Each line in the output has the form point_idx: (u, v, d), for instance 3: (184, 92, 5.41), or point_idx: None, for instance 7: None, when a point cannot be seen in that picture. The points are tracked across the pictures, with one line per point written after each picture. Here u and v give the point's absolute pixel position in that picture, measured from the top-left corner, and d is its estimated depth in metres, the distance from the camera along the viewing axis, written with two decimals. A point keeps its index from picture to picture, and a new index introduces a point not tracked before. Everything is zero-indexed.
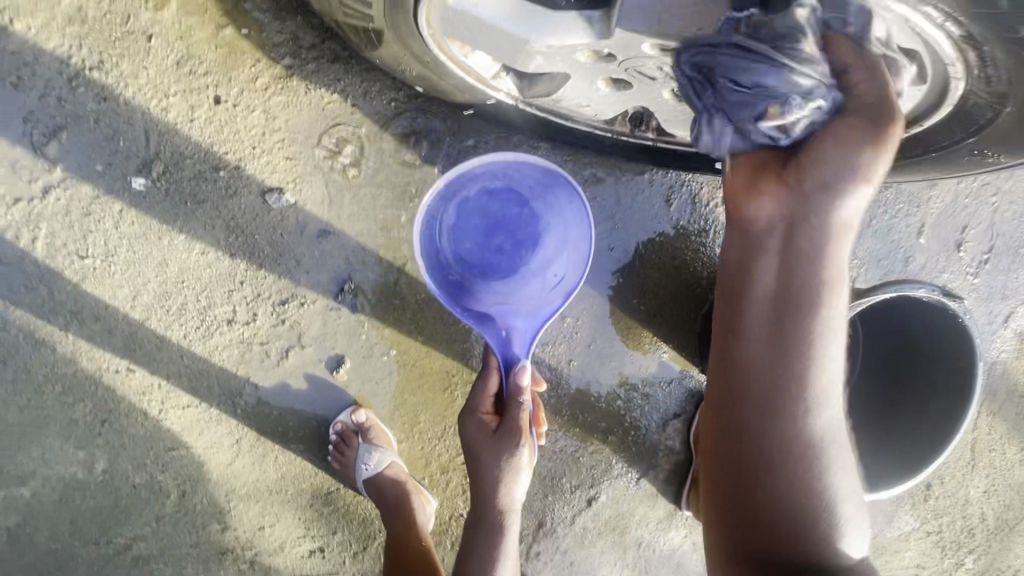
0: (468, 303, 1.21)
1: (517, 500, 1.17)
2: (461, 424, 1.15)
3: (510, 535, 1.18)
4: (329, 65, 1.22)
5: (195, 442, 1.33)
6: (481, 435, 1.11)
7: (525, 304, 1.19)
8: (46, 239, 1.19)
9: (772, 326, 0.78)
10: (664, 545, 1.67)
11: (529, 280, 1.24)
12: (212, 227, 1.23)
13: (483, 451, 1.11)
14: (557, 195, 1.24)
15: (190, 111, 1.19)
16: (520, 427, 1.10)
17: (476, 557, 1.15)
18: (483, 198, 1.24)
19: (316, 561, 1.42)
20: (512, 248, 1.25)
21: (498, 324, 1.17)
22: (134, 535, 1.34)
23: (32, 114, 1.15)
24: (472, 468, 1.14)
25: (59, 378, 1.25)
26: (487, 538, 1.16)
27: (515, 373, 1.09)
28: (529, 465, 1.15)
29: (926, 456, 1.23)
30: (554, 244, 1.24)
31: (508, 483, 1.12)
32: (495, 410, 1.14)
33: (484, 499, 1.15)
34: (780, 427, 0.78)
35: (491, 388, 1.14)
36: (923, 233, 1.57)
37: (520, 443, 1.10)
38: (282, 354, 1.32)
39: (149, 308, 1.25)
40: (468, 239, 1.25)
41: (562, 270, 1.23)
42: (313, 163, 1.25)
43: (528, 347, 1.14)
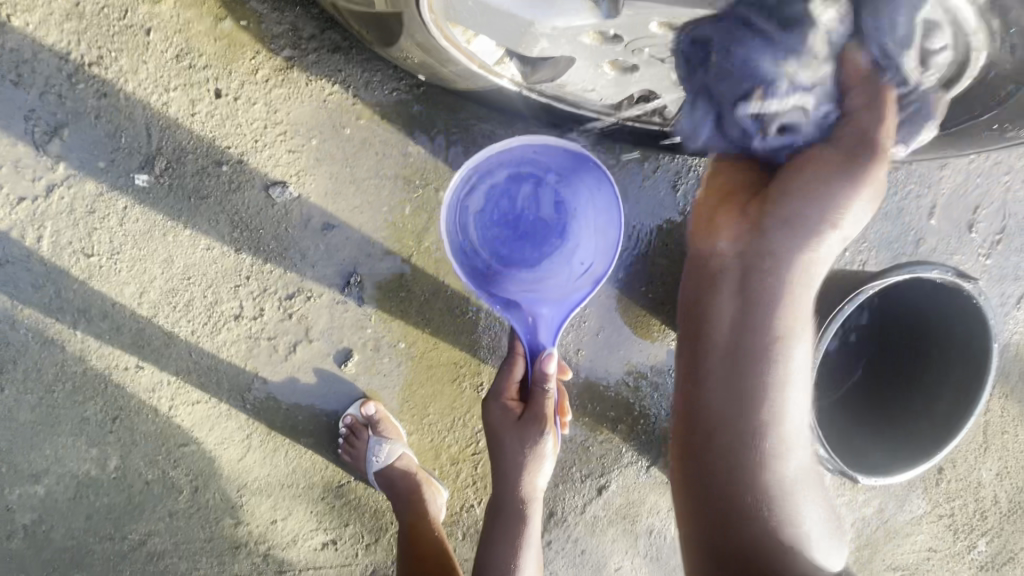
0: (494, 289, 1.21)
1: (539, 487, 1.19)
2: (485, 410, 1.16)
3: (531, 521, 1.21)
4: (330, 56, 1.20)
5: (206, 438, 1.34)
6: (505, 421, 1.12)
7: (551, 292, 1.19)
8: (51, 237, 1.19)
9: (756, 339, 0.71)
10: (675, 533, 1.67)
11: (557, 267, 1.23)
12: (216, 222, 1.23)
13: (507, 437, 1.12)
14: (584, 181, 1.23)
15: (191, 106, 1.18)
16: (545, 415, 1.10)
17: (500, 544, 1.18)
18: (516, 180, 1.23)
19: (329, 553, 1.44)
20: (539, 235, 1.24)
21: (524, 312, 1.16)
22: (148, 531, 1.36)
23: (33, 111, 1.14)
24: (495, 454, 1.15)
25: (70, 377, 1.25)
26: (508, 523, 1.19)
27: (542, 361, 1.09)
28: (553, 452, 1.16)
29: (940, 442, 1.23)
30: (582, 231, 1.24)
31: (531, 470, 1.14)
32: (519, 397, 1.15)
33: (507, 486, 1.16)
34: (741, 469, 0.72)
35: (517, 374, 1.14)
36: (934, 214, 1.56)
37: (544, 431, 1.10)
38: (290, 349, 1.32)
39: (157, 304, 1.25)
40: (496, 228, 1.24)
41: (588, 258, 1.23)
42: (315, 156, 1.24)
43: (554, 336, 1.14)
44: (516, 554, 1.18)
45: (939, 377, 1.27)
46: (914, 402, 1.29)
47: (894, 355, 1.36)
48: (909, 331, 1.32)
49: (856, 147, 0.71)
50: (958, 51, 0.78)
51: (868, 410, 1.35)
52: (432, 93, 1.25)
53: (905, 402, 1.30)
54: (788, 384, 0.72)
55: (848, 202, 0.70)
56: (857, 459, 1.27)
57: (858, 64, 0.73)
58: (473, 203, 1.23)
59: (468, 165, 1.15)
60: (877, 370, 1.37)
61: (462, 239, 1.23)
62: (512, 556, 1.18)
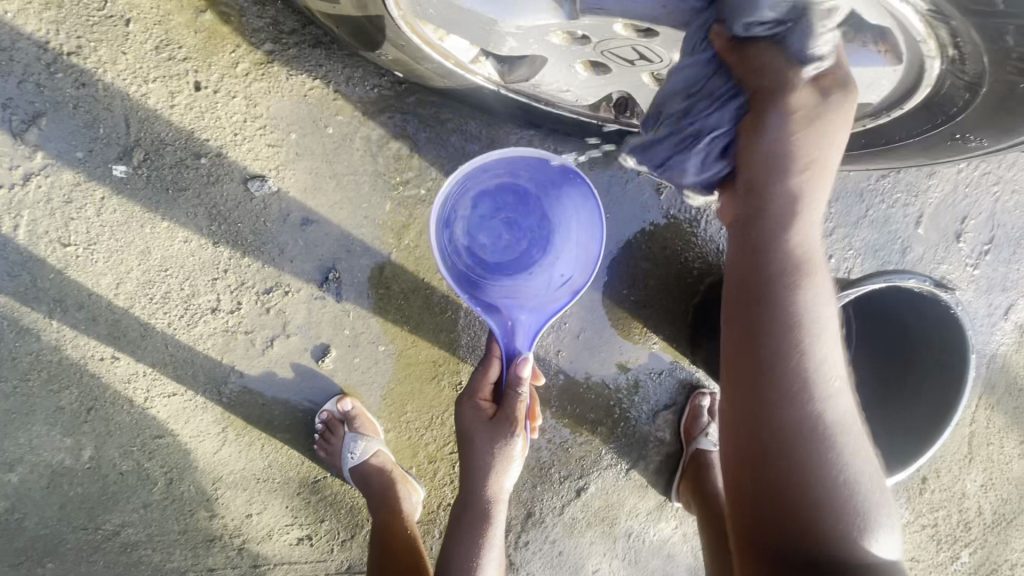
0: (474, 292, 1.20)
1: (504, 489, 1.18)
2: (458, 409, 1.17)
3: (495, 522, 1.18)
4: (311, 51, 1.20)
5: (181, 430, 1.34)
6: (477, 420, 1.13)
7: (530, 300, 1.19)
8: (28, 225, 1.19)
9: (787, 338, 0.68)
10: (654, 536, 1.67)
11: (536, 278, 1.23)
12: (195, 215, 1.23)
13: (476, 438, 1.12)
14: (569, 195, 1.22)
15: (170, 97, 1.18)
16: (516, 417, 1.11)
17: (462, 544, 1.15)
18: (501, 189, 1.24)
19: (304, 548, 1.44)
20: (523, 245, 1.25)
21: (502, 315, 1.16)
22: (122, 522, 1.36)
23: (11, 100, 1.14)
24: (464, 454, 1.15)
25: (45, 366, 1.25)
26: (472, 522, 1.16)
27: (515, 364, 1.10)
28: (521, 456, 1.17)
29: (913, 451, 1.22)
30: (564, 244, 1.24)
31: (496, 473, 1.14)
32: (492, 397, 1.16)
33: (471, 485, 1.16)
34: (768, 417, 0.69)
35: (491, 375, 1.15)
36: (921, 223, 1.55)
37: (514, 433, 1.11)
38: (267, 343, 1.32)
39: (134, 296, 1.25)
40: (481, 235, 1.25)
41: (568, 270, 1.22)
42: (295, 151, 1.24)
43: (530, 341, 1.15)
44: (477, 556, 1.14)
45: (919, 384, 1.25)
46: (893, 408, 1.29)
47: (881, 359, 1.34)
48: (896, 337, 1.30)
49: (822, 116, 0.66)
50: (912, 58, 0.76)
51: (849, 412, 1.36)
52: (414, 90, 1.24)
53: (885, 406, 1.30)
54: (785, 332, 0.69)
55: (805, 134, 0.66)
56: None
57: (768, 57, 0.67)
58: (462, 205, 1.22)
59: (462, 167, 1.12)
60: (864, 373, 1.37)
61: (447, 240, 1.21)
62: (472, 560, 1.14)
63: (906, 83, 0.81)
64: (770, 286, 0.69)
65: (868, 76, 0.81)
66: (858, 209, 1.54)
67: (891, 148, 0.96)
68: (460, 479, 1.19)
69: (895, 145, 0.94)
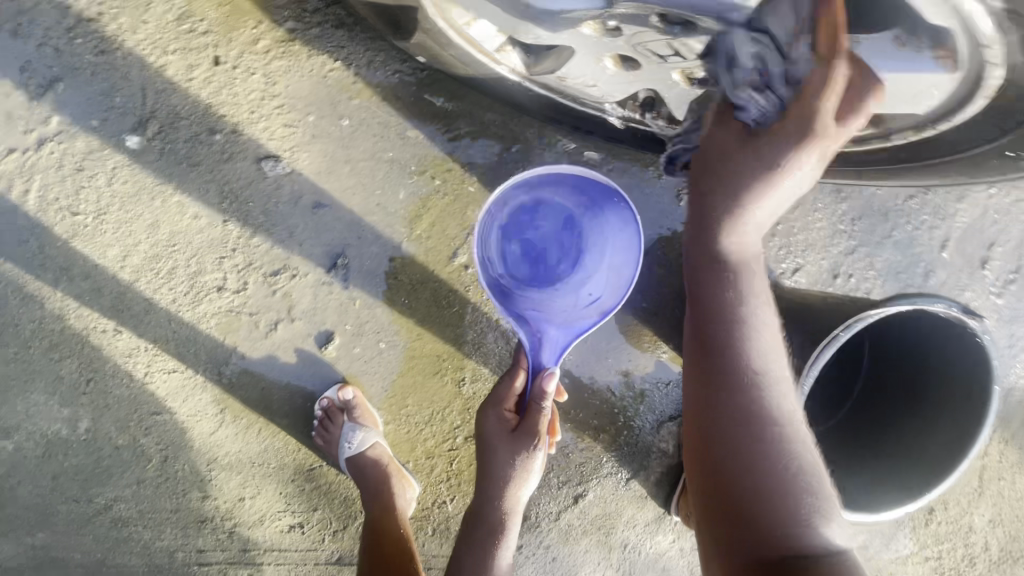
0: (505, 302, 1.19)
1: (520, 500, 1.16)
2: (480, 418, 1.15)
3: (509, 535, 1.18)
4: (333, 31, 1.18)
5: (179, 408, 1.32)
6: (500, 430, 1.11)
7: (557, 315, 1.17)
8: (38, 192, 1.17)
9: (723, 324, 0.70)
10: (650, 549, 1.63)
11: (564, 294, 1.20)
12: (206, 191, 1.21)
13: (499, 448, 1.11)
14: (609, 219, 1.21)
15: (188, 70, 1.16)
16: (539, 431, 1.09)
17: (472, 549, 1.16)
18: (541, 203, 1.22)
19: (295, 536, 1.42)
20: (554, 256, 1.21)
21: (530, 327, 1.16)
22: (114, 497, 1.35)
23: (29, 63, 1.13)
24: (484, 463, 1.14)
25: (47, 334, 1.24)
26: (487, 535, 1.16)
27: (542, 378, 1.07)
28: (539, 468, 1.16)
29: (926, 482, 1.16)
30: (595, 263, 1.20)
31: (515, 483, 1.12)
32: (516, 408, 1.14)
33: (488, 494, 1.15)
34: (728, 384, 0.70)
35: (516, 387, 1.13)
36: (946, 247, 1.51)
37: (536, 446, 1.10)
38: (271, 326, 1.30)
39: (139, 269, 1.23)
40: (513, 242, 1.21)
41: (597, 291, 1.20)
42: (311, 132, 1.22)
43: (557, 358, 1.14)
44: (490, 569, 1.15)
45: (934, 417, 1.20)
46: (907, 436, 1.24)
47: (894, 388, 1.30)
48: (913, 368, 1.26)
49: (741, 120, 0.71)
50: (971, 64, 0.71)
51: (854, 438, 1.32)
52: (436, 78, 1.22)
53: (898, 433, 1.26)
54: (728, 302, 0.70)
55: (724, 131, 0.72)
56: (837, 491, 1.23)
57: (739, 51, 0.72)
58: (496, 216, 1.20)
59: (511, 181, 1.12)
60: (877, 405, 1.33)
61: (483, 245, 1.19)
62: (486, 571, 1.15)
63: (959, 93, 0.76)
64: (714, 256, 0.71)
65: (921, 85, 0.76)
66: (881, 230, 1.52)
67: (932, 164, 0.91)
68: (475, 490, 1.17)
69: (940, 159, 0.89)
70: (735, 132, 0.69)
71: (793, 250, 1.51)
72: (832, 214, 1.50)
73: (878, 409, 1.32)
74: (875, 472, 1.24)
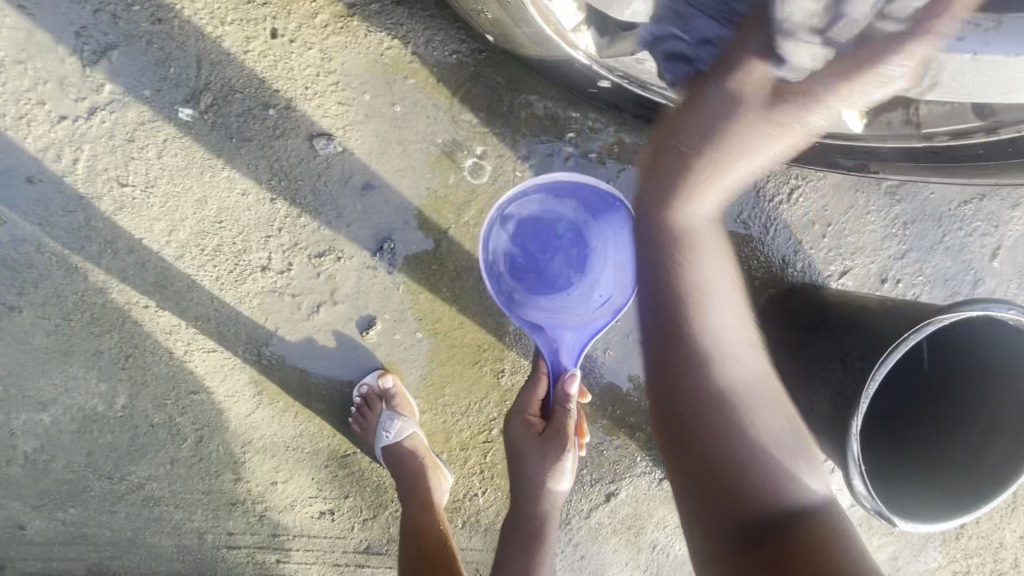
0: (517, 313, 1.20)
1: (557, 502, 1.14)
2: (505, 424, 1.14)
3: (550, 539, 1.14)
4: (393, 8, 1.14)
5: (217, 388, 1.30)
6: (526, 435, 1.10)
7: (572, 318, 1.18)
8: (87, 161, 1.15)
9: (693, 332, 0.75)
10: (679, 551, 1.60)
11: (575, 299, 1.22)
12: (256, 167, 1.18)
13: (528, 453, 1.10)
14: (611, 223, 1.21)
15: (245, 42, 1.13)
16: (567, 435, 1.08)
17: (512, 556, 1.11)
18: (540, 214, 1.22)
19: (325, 523, 1.40)
20: (562, 263, 1.23)
21: (545, 334, 1.16)
22: (147, 475, 1.33)
23: (85, 29, 1.10)
24: (514, 467, 1.12)
25: (88, 307, 1.21)
26: (526, 541, 1.12)
27: (564, 381, 1.08)
28: (572, 469, 1.14)
29: (984, 495, 1.08)
30: (601, 263, 1.21)
31: (549, 485, 1.11)
32: (541, 413, 1.13)
33: (523, 498, 1.13)
34: (705, 396, 0.74)
35: (539, 392, 1.12)
36: (998, 256, 1.47)
37: (565, 449, 1.09)
38: (313, 309, 1.28)
39: (184, 245, 1.21)
40: (521, 255, 1.23)
41: (607, 290, 1.20)
42: (364, 111, 1.19)
43: (576, 359, 1.15)
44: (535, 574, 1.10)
45: (991, 423, 1.12)
46: (962, 445, 1.15)
47: (945, 396, 1.21)
48: (966, 372, 1.18)
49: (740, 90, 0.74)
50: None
51: (897, 442, 1.23)
52: (494, 60, 1.19)
53: (951, 440, 1.17)
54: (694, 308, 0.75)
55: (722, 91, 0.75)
56: (886, 496, 1.13)
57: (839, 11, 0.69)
58: (498, 230, 1.22)
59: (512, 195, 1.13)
60: (925, 415, 1.23)
61: (488, 258, 1.22)
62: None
63: None
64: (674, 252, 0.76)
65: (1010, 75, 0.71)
66: (935, 235, 1.47)
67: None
68: (511, 498, 1.16)
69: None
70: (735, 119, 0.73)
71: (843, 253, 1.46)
72: (885, 217, 1.45)
73: (925, 416, 1.23)
74: (924, 478, 1.15)
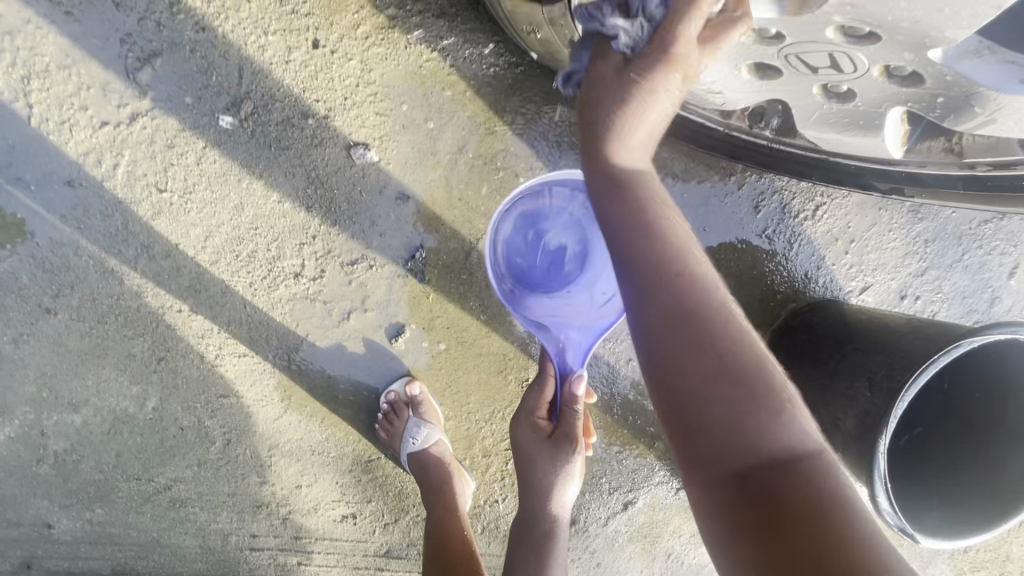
0: (521, 312, 1.18)
1: (566, 505, 1.14)
2: (514, 427, 1.14)
3: (559, 542, 1.14)
4: (434, 21, 1.15)
5: (246, 392, 1.31)
6: (536, 440, 1.10)
7: (577, 317, 1.14)
8: (127, 167, 1.17)
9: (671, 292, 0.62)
10: (693, 560, 1.58)
11: (577, 295, 1.17)
12: (293, 175, 1.19)
13: (538, 458, 1.09)
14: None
15: (287, 52, 1.14)
16: (576, 437, 1.07)
17: (524, 562, 1.12)
18: (542, 211, 1.19)
19: (347, 527, 1.41)
20: (563, 261, 1.19)
21: (551, 335, 1.14)
22: (174, 477, 1.34)
23: (130, 36, 1.12)
24: (523, 472, 1.12)
25: (123, 310, 1.23)
26: (536, 544, 1.13)
27: (570, 383, 1.06)
28: (580, 473, 1.14)
29: (998, 516, 1.05)
30: (603, 260, 1.15)
31: (559, 488, 1.11)
32: (549, 416, 1.12)
33: (531, 502, 1.13)
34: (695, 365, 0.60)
35: (547, 395, 1.12)
36: (1015, 274, 1.45)
37: (574, 452, 1.08)
38: (344, 315, 1.29)
39: (219, 251, 1.22)
40: (523, 253, 1.20)
41: (609, 288, 1.14)
42: (402, 122, 1.20)
43: (582, 358, 1.12)
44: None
45: (1006, 444, 1.09)
46: (974, 472, 1.11)
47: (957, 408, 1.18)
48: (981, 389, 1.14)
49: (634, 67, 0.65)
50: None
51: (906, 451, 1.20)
52: (531, 74, 1.19)
53: (961, 466, 1.12)
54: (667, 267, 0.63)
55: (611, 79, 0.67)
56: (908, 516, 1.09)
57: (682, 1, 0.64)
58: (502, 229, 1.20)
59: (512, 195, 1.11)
60: (936, 425, 1.19)
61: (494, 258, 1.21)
62: None
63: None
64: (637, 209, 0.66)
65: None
66: (953, 252, 1.45)
67: None
68: (519, 501, 1.15)
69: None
70: (626, 95, 0.65)
71: (864, 270, 1.44)
72: (906, 234, 1.43)
73: (935, 426, 1.20)
74: (938, 496, 1.11)
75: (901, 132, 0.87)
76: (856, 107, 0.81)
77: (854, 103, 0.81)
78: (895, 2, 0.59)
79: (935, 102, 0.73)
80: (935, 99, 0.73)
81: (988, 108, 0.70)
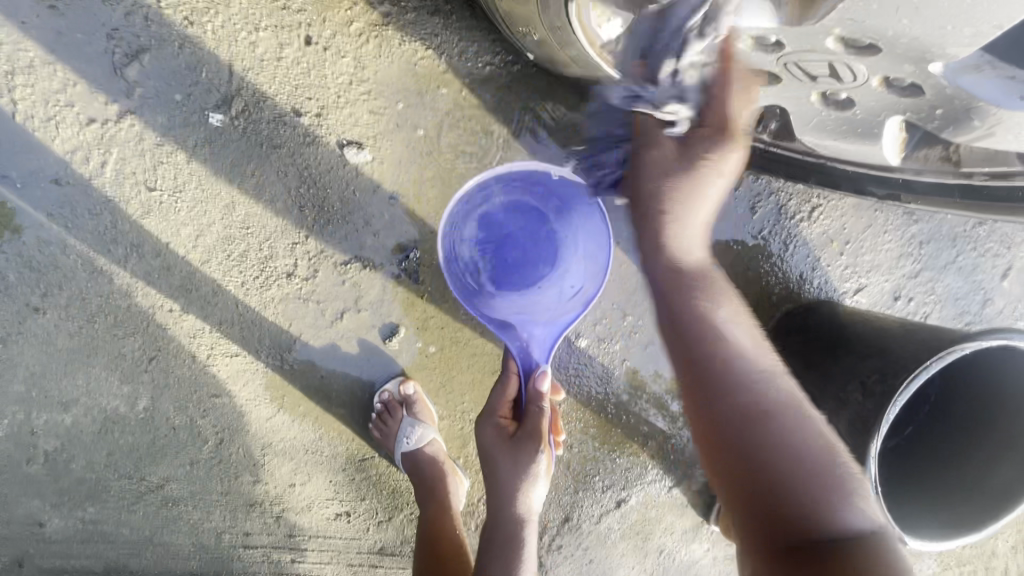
0: (488, 311, 1.16)
1: (534, 508, 1.07)
2: (477, 431, 1.09)
3: (528, 547, 1.06)
4: (428, 18, 1.14)
5: (238, 391, 1.30)
6: (497, 440, 1.05)
7: (542, 313, 1.15)
8: (116, 164, 1.15)
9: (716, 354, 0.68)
10: (684, 556, 1.57)
11: (546, 291, 1.18)
12: (285, 174, 1.18)
13: (500, 458, 1.04)
14: (577, 213, 1.17)
15: (278, 49, 1.13)
16: (541, 433, 1.03)
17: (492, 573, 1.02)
18: (506, 206, 1.19)
19: (341, 525, 1.39)
20: (530, 258, 1.19)
21: (517, 332, 1.13)
22: (166, 476, 1.33)
23: (117, 31, 1.10)
24: (487, 475, 1.07)
25: (113, 310, 1.22)
26: (504, 550, 1.03)
27: (536, 379, 1.05)
28: (547, 473, 1.08)
29: (983, 517, 1.05)
30: (571, 255, 1.18)
31: (522, 490, 1.04)
32: (513, 415, 1.08)
33: (498, 505, 1.06)
34: (742, 417, 0.65)
35: (510, 393, 1.08)
36: (1008, 277, 1.45)
37: (539, 450, 1.03)
38: (337, 316, 1.27)
39: (211, 250, 1.20)
40: (487, 252, 1.19)
41: (579, 281, 1.17)
42: (395, 121, 1.18)
43: (547, 355, 1.11)
44: None
45: (1000, 446, 1.08)
46: (964, 471, 1.11)
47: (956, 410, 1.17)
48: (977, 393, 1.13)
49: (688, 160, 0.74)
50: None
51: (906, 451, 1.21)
52: (528, 73, 1.17)
53: (953, 465, 1.13)
54: (714, 331, 0.70)
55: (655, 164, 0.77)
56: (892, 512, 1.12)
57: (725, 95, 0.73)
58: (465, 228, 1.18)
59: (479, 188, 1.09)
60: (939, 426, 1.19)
61: (455, 256, 1.18)
62: None
63: None
64: (688, 284, 0.73)
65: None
66: (948, 254, 1.45)
67: None
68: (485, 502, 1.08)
69: None
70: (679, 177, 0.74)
71: (859, 272, 1.44)
72: (902, 236, 1.43)
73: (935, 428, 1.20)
74: (927, 493, 1.12)
75: (900, 139, 0.87)
76: (854, 116, 0.80)
77: (853, 111, 0.80)
78: (896, 19, 0.59)
79: (933, 114, 0.73)
80: (933, 111, 0.72)
81: (986, 122, 0.69)
